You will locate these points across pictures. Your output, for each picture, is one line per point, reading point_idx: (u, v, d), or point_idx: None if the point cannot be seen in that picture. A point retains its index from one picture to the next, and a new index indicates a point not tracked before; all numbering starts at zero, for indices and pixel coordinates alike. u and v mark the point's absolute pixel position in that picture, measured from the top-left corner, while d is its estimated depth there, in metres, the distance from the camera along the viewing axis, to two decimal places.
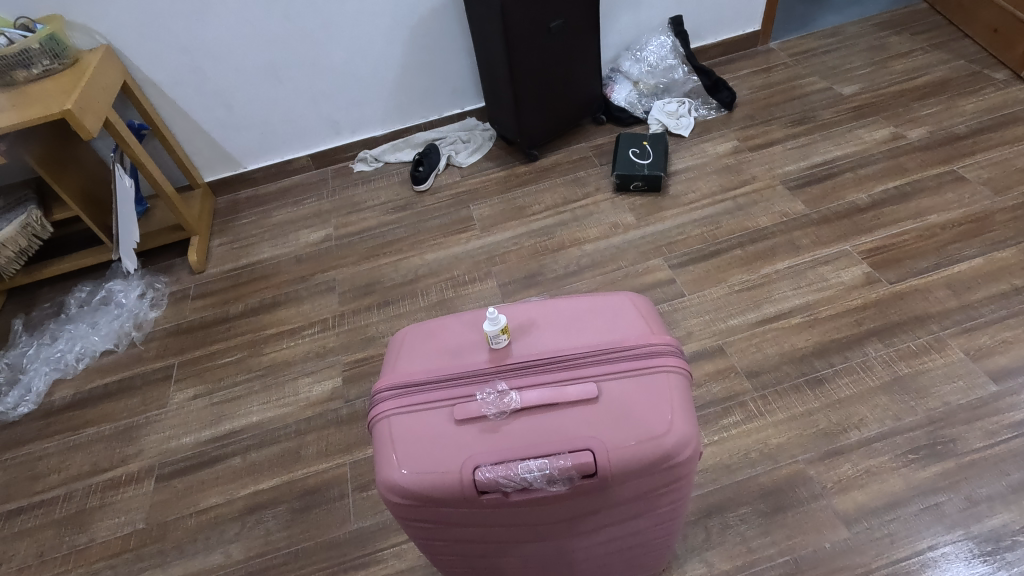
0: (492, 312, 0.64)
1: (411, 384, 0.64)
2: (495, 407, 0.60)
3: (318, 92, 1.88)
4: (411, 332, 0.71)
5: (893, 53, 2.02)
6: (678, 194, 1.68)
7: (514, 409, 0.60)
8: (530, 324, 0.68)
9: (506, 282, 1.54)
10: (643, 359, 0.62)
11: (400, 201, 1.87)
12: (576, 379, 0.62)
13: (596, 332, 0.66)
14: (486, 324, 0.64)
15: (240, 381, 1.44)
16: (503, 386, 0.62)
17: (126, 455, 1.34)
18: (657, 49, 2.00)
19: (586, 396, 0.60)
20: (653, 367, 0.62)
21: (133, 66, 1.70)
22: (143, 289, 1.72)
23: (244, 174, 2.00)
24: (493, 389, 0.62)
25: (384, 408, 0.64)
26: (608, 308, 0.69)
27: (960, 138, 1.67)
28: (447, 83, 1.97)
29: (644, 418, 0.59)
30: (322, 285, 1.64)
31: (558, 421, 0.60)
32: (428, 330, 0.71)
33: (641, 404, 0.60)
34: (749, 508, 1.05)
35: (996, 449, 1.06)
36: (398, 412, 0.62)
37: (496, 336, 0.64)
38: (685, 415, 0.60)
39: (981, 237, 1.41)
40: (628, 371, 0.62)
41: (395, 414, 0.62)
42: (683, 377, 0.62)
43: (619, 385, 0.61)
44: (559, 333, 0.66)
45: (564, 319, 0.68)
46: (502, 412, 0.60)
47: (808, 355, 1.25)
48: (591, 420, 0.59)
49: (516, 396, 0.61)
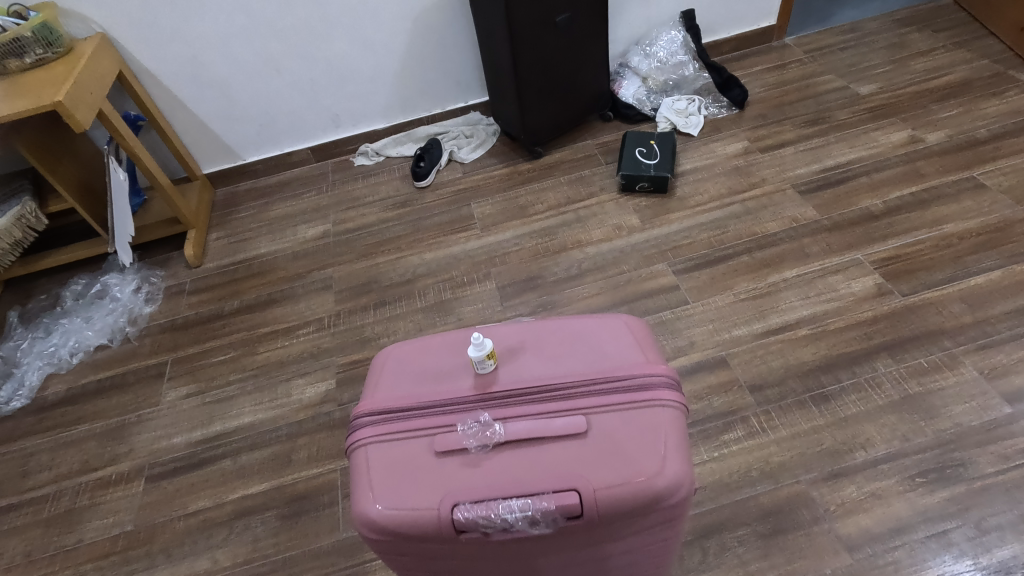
0: (479, 338, 0.61)
1: (391, 411, 0.61)
2: (477, 440, 0.57)
3: (319, 84, 1.84)
4: (391, 354, 0.67)
5: (913, 51, 1.95)
6: (685, 196, 1.63)
7: (497, 443, 0.57)
8: (519, 349, 0.64)
9: (505, 284, 1.50)
10: (639, 391, 0.58)
11: (400, 197, 1.83)
12: (565, 411, 0.58)
13: (589, 360, 0.62)
14: (471, 350, 0.61)
15: (233, 381, 1.42)
16: (486, 417, 0.58)
17: (117, 454, 1.32)
18: (667, 44, 1.93)
19: (574, 430, 0.57)
20: (649, 401, 0.58)
21: (130, 55, 1.66)
22: (139, 283, 1.70)
23: (243, 166, 1.96)
24: (475, 420, 0.58)
25: (362, 436, 0.61)
26: (604, 331, 0.65)
27: (980, 142, 1.61)
28: (451, 76, 1.92)
29: (639, 456, 0.55)
30: (318, 283, 1.62)
31: (548, 456, 0.56)
32: (410, 351, 0.68)
33: (640, 439, 0.56)
34: (748, 529, 1.02)
35: (1009, 475, 1.02)
36: (376, 441, 0.59)
37: (482, 362, 0.61)
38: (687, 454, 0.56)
39: (999, 249, 1.35)
40: (623, 404, 0.58)
41: (373, 443, 0.59)
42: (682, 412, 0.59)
43: (617, 417, 0.58)
44: (549, 358, 0.63)
45: (558, 344, 0.64)
46: (484, 446, 0.57)
47: (813, 369, 1.21)
48: (585, 454, 0.56)
49: (501, 428, 0.57)
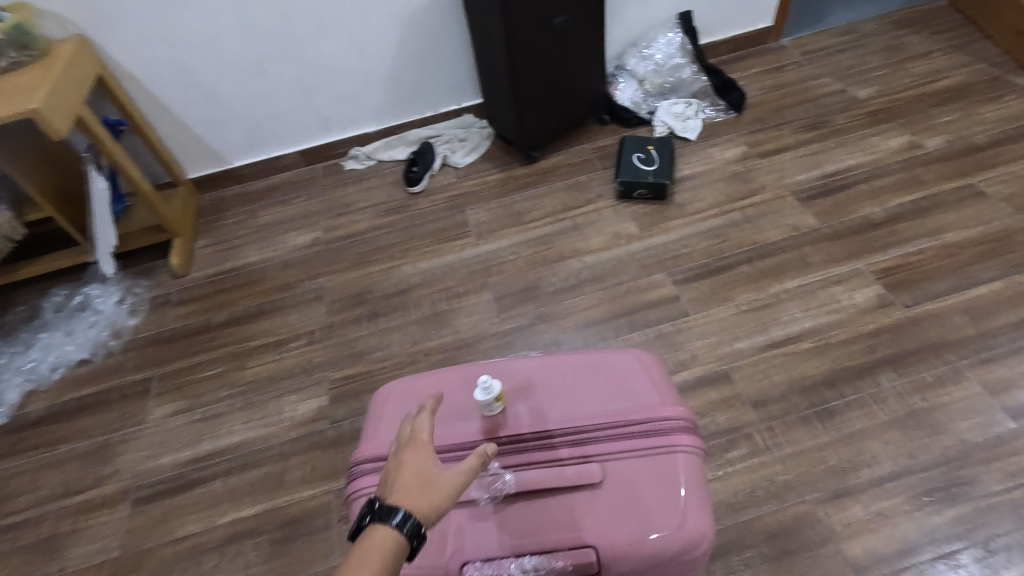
0: (486, 381, 0.63)
1: None
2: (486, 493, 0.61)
3: (309, 87, 1.79)
4: (398, 392, 0.71)
5: (911, 54, 1.94)
6: (684, 203, 1.60)
7: (507, 495, 0.61)
8: (527, 393, 0.68)
9: (502, 295, 1.47)
10: (647, 442, 0.63)
11: (392, 202, 1.78)
12: (575, 463, 0.62)
13: (595, 407, 0.66)
14: (479, 393, 0.64)
15: (222, 397, 1.38)
16: (495, 469, 0.62)
17: (102, 476, 1.28)
18: (665, 47, 1.90)
19: (584, 484, 0.61)
20: (658, 452, 0.62)
21: (109, 58, 1.59)
22: (122, 293, 1.64)
23: (229, 170, 1.91)
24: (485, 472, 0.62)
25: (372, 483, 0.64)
26: (610, 371, 0.69)
27: (979, 148, 1.60)
28: (444, 78, 1.87)
29: (648, 511, 0.60)
30: (309, 293, 1.57)
31: (555, 508, 0.61)
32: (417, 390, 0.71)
33: (644, 490, 0.61)
34: (754, 552, 1.00)
35: (1015, 494, 1.01)
36: None
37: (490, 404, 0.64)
38: (694, 504, 0.60)
39: (1000, 259, 1.34)
40: (632, 454, 0.63)
41: None
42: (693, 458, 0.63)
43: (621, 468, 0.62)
44: (557, 406, 0.67)
45: (562, 385, 0.68)
46: (494, 499, 0.61)
47: (817, 384, 1.19)
48: (591, 506, 0.61)
49: (510, 480, 0.61)
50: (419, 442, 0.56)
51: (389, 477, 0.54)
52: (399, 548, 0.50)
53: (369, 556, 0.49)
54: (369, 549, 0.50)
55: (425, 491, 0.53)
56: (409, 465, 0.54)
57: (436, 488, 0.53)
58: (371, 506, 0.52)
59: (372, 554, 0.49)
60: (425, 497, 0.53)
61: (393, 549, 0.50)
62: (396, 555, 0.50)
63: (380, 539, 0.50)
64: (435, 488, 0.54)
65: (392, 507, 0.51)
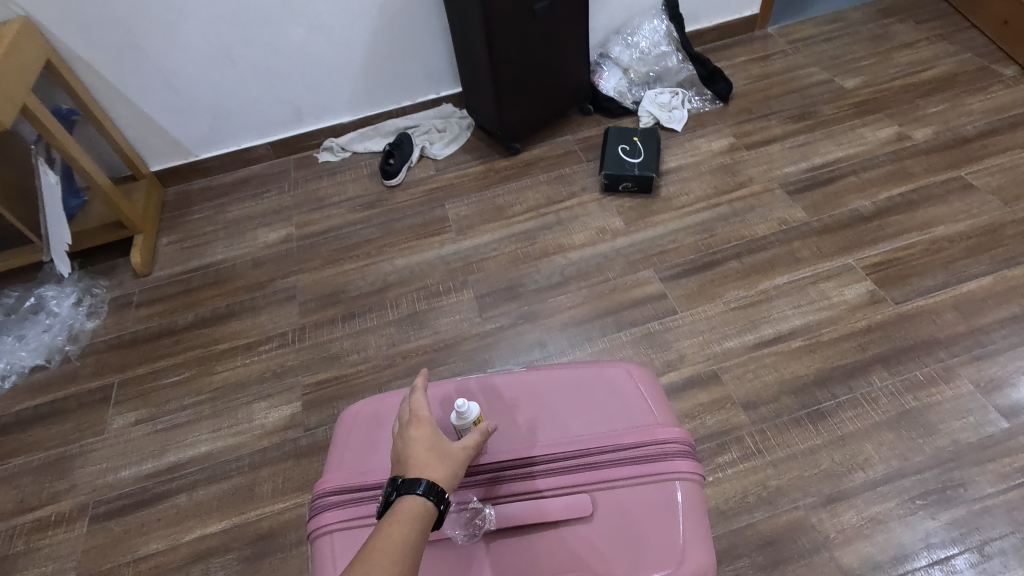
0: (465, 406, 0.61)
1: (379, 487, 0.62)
2: (466, 528, 0.59)
3: (278, 75, 1.70)
4: (373, 417, 0.69)
5: (897, 43, 1.91)
6: (670, 196, 1.56)
7: (491, 529, 0.59)
8: (512, 416, 0.67)
9: (484, 294, 1.41)
10: (639, 467, 0.61)
11: (368, 196, 1.71)
12: (564, 492, 0.60)
13: (583, 428, 0.65)
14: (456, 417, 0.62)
15: (188, 405, 1.30)
16: (477, 501, 0.60)
17: (57, 492, 1.19)
18: (650, 34, 1.85)
19: (575, 515, 0.59)
20: (651, 478, 0.61)
21: (59, 42, 1.49)
22: (79, 295, 1.54)
23: (195, 163, 1.81)
24: (467, 504, 0.60)
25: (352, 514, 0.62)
26: (601, 390, 0.68)
27: (967, 140, 1.57)
28: (421, 66, 1.79)
29: (642, 540, 0.58)
30: (281, 293, 1.50)
31: (544, 542, 0.58)
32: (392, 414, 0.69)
33: (639, 522, 0.59)
34: (747, 561, 0.96)
35: (1009, 496, 0.99)
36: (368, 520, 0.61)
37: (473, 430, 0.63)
38: (693, 536, 0.58)
39: (990, 253, 1.32)
40: (624, 480, 0.61)
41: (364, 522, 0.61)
42: (692, 486, 0.61)
43: (613, 497, 0.60)
44: (543, 429, 0.65)
45: (549, 406, 0.67)
46: (476, 534, 0.59)
47: (809, 384, 1.16)
48: (583, 540, 0.58)
49: (493, 512, 0.59)
50: (426, 418, 0.60)
51: (404, 452, 0.57)
52: (427, 514, 0.53)
53: (401, 521, 0.52)
54: (400, 516, 0.52)
55: (444, 461, 0.57)
56: (424, 439, 0.58)
57: (451, 458, 0.57)
58: (395, 483, 0.55)
59: (403, 519, 0.52)
60: (445, 467, 0.56)
61: (423, 515, 0.53)
62: (426, 520, 0.53)
63: (411, 505, 0.53)
64: (452, 457, 0.57)
65: (415, 478, 0.54)
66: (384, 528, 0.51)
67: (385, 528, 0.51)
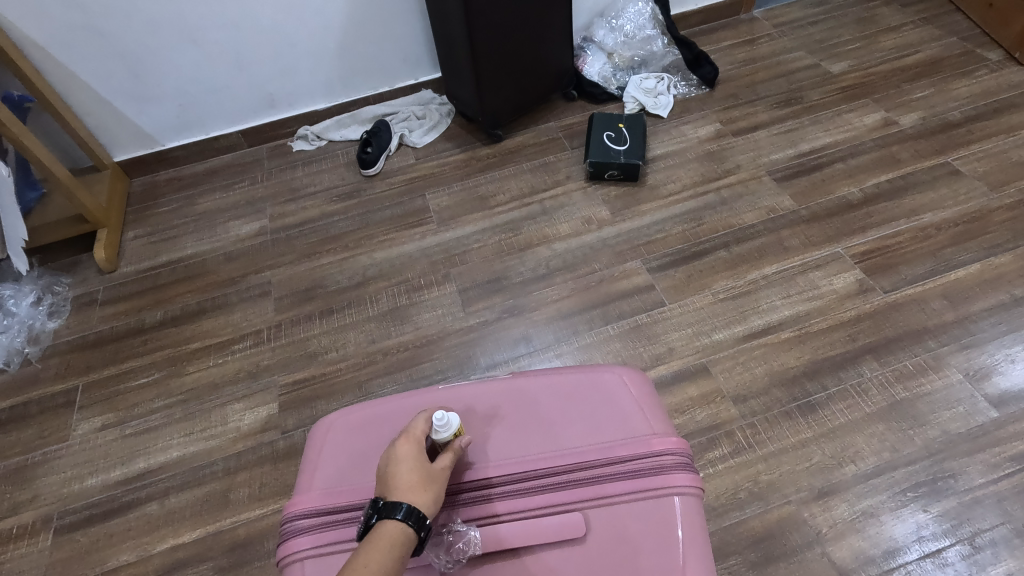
0: (442, 420, 0.57)
1: (352, 512, 0.58)
2: (449, 555, 0.55)
3: (247, 59, 1.61)
4: (351, 429, 0.65)
5: (883, 27, 1.88)
6: (657, 184, 1.52)
7: (475, 553, 0.55)
8: (496, 425, 0.63)
9: (467, 287, 1.36)
10: (635, 481, 0.58)
11: (345, 186, 1.64)
12: (554, 509, 0.57)
13: (575, 440, 0.61)
14: (438, 430, 0.57)
15: (158, 408, 1.24)
16: (461, 522, 0.56)
17: (18, 503, 1.13)
18: (635, 17, 1.80)
19: (567, 535, 0.55)
20: (650, 493, 0.57)
21: (7, 23, 1.39)
22: (39, 293, 1.46)
23: (162, 153, 1.73)
24: (449, 527, 0.56)
25: (317, 542, 0.57)
26: (592, 396, 0.64)
27: (953, 126, 1.56)
28: (398, 50, 1.72)
29: (640, 561, 0.55)
30: (254, 289, 1.43)
31: (532, 564, 0.55)
32: (370, 428, 0.65)
33: (635, 540, 0.55)
34: (739, 559, 0.94)
35: (1000, 486, 0.98)
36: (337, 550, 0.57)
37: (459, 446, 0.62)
38: (691, 553, 0.55)
39: (977, 240, 1.31)
40: (619, 496, 0.57)
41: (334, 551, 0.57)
42: (691, 500, 0.57)
43: (606, 514, 0.57)
44: (532, 440, 0.62)
45: (535, 416, 0.63)
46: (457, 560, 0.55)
47: (799, 376, 1.14)
48: (576, 562, 0.55)
49: (478, 533, 0.56)
50: (413, 436, 0.57)
51: (387, 471, 0.54)
52: (407, 541, 0.51)
53: (378, 548, 0.49)
54: (377, 543, 0.50)
55: (428, 484, 0.54)
56: (409, 459, 0.55)
57: (436, 482, 0.54)
58: (376, 505, 0.52)
59: (381, 546, 0.50)
60: (429, 491, 0.53)
61: (402, 541, 0.50)
62: (405, 547, 0.50)
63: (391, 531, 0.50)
64: (437, 481, 0.54)
65: (396, 502, 0.52)
66: (359, 554, 0.49)
67: (361, 555, 0.49)
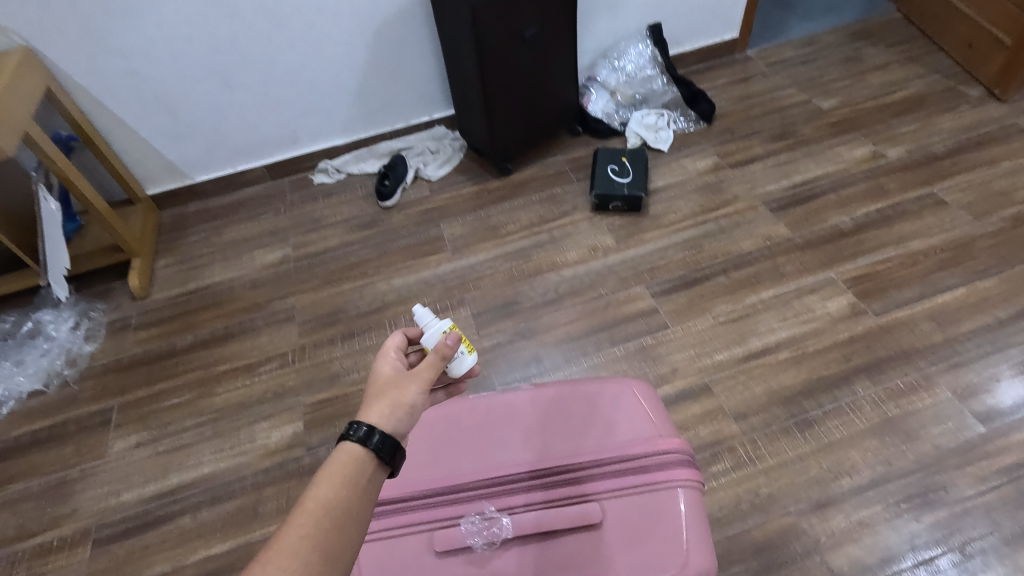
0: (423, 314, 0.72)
1: (393, 502, 0.64)
2: (483, 537, 0.62)
3: (273, 98, 1.73)
4: None
5: (870, 66, 2.00)
6: (659, 214, 1.61)
7: (505, 539, 0.62)
8: (521, 425, 0.71)
9: (481, 311, 1.44)
10: (648, 475, 0.65)
11: (363, 217, 1.74)
12: (575, 500, 0.64)
13: (592, 439, 0.68)
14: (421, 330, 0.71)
15: (189, 427, 1.31)
16: (492, 510, 0.63)
17: (58, 517, 1.20)
18: (636, 58, 1.92)
19: (587, 523, 0.62)
20: (659, 486, 0.64)
21: (58, 70, 1.51)
22: (77, 319, 1.55)
23: (191, 186, 1.83)
24: (482, 514, 0.63)
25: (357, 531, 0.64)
26: (605, 402, 0.72)
27: (937, 158, 1.66)
28: (414, 89, 1.84)
29: (650, 547, 0.62)
30: (279, 314, 1.52)
31: (557, 549, 0.62)
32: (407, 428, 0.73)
33: (646, 528, 0.62)
34: (742, 567, 1.00)
35: (987, 497, 1.04)
36: (380, 536, 0.63)
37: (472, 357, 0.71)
38: (695, 541, 0.62)
39: (962, 266, 1.39)
40: (633, 488, 0.64)
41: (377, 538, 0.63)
42: (694, 493, 0.64)
43: (622, 506, 0.64)
44: (553, 440, 0.69)
45: (556, 418, 0.71)
46: (490, 543, 0.62)
47: (796, 395, 1.20)
48: (594, 546, 0.62)
49: (509, 521, 0.62)
50: (389, 350, 0.67)
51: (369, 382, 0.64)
52: (355, 469, 0.53)
53: (326, 481, 0.52)
54: (327, 475, 0.52)
55: (389, 390, 0.60)
56: (382, 369, 0.63)
57: (406, 380, 0.61)
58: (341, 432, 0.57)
59: (330, 478, 0.52)
60: (386, 396, 0.60)
61: (351, 469, 0.53)
62: (356, 474, 0.53)
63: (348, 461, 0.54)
64: (400, 386, 0.61)
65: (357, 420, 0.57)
66: (315, 486, 0.51)
67: (315, 486, 0.51)
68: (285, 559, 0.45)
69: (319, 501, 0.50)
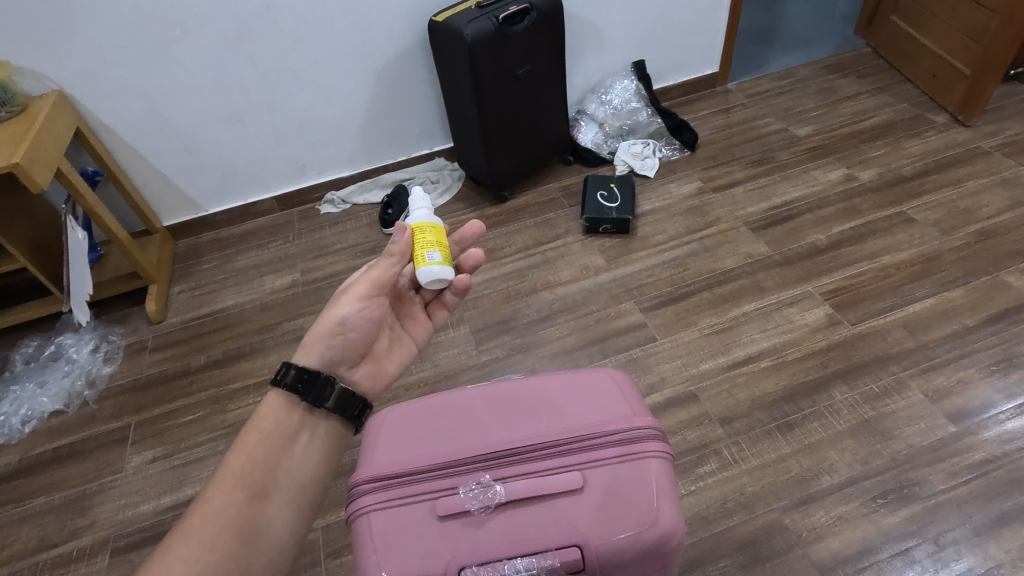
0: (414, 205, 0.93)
1: (399, 475, 0.72)
2: (479, 501, 0.69)
3: (284, 135, 1.86)
4: (396, 416, 0.81)
5: (842, 96, 2.13)
6: (646, 236, 1.71)
7: (499, 503, 0.69)
8: (514, 408, 0.79)
9: (479, 328, 1.52)
10: (625, 446, 0.72)
11: (368, 243, 1.84)
12: (561, 469, 0.71)
13: (577, 417, 0.76)
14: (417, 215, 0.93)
15: (203, 441, 1.38)
16: (487, 478, 0.70)
17: (78, 528, 1.26)
18: (621, 92, 2.06)
19: (570, 487, 0.69)
20: (635, 455, 0.71)
21: (86, 110, 1.64)
22: (96, 342, 1.64)
23: (205, 218, 1.94)
24: (477, 482, 0.70)
25: (367, 502, 0.71)
26: (588, 386, 0.80)
27: (906, 179, 1.76)
28: (415, 124, 1.97)
29: (626, 508, 0.68)
30: (289, 334, 1.60)
31: (545, 512, 0.69)
32: (412, 415, 0.81)
33: (624, 491, 0.69)
34: (728, 561, 1.06)
35: (958, 491, 1.10)
36: (387, 506, 0.70)
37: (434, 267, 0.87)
38: (667, 503, 0.69)
39: (931, 278, 1.48)
40: (612, 457, 0.71)
41: (384, 508, 0.70)
42: (666, 462, 0.72)
43: (602, 473, 0.71)
44: (542, 419, 0.76)
45: (545, 401, 0.79)
46: (485, 507, 0.69)
47: (777, 399, 1.27)
48: (578, 509, 0.69)
49: (502, 488, 0.69)
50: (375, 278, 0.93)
51: None
52: (266, 438, 0.75)
53: (242, 451, 0.73)
54: (244, 447, 0.73)
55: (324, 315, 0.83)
56: None
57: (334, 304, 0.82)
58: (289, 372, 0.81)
59: (246, 449, 0.73)
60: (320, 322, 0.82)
61: (264, 437, 0.75)
62: (268, 441, 0.74)
63: (265, 428, 0.75)
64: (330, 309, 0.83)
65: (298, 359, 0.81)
66: (233, 455, 0.72)
67: (234, 455, 0.72)
68: (210, 517, 0.66)
69: (232, 470, 0.71)
